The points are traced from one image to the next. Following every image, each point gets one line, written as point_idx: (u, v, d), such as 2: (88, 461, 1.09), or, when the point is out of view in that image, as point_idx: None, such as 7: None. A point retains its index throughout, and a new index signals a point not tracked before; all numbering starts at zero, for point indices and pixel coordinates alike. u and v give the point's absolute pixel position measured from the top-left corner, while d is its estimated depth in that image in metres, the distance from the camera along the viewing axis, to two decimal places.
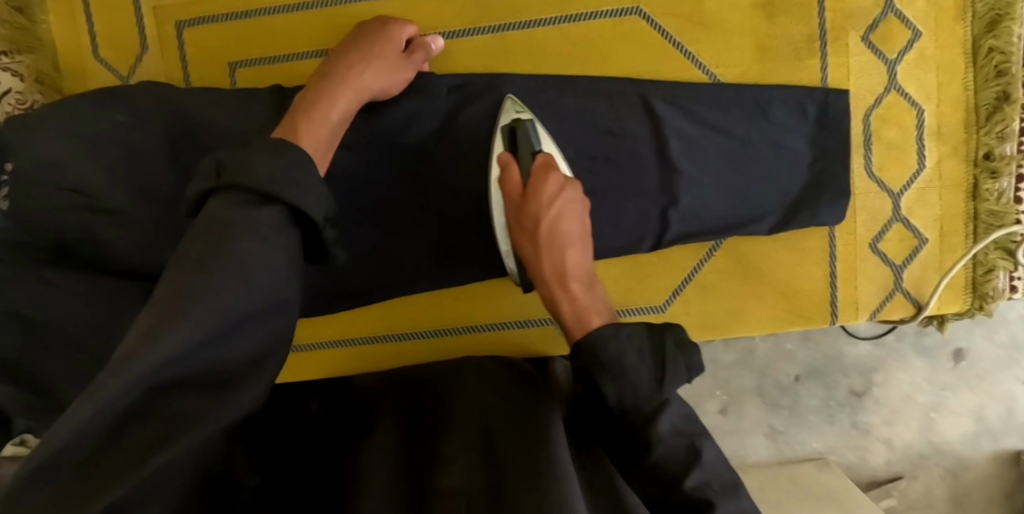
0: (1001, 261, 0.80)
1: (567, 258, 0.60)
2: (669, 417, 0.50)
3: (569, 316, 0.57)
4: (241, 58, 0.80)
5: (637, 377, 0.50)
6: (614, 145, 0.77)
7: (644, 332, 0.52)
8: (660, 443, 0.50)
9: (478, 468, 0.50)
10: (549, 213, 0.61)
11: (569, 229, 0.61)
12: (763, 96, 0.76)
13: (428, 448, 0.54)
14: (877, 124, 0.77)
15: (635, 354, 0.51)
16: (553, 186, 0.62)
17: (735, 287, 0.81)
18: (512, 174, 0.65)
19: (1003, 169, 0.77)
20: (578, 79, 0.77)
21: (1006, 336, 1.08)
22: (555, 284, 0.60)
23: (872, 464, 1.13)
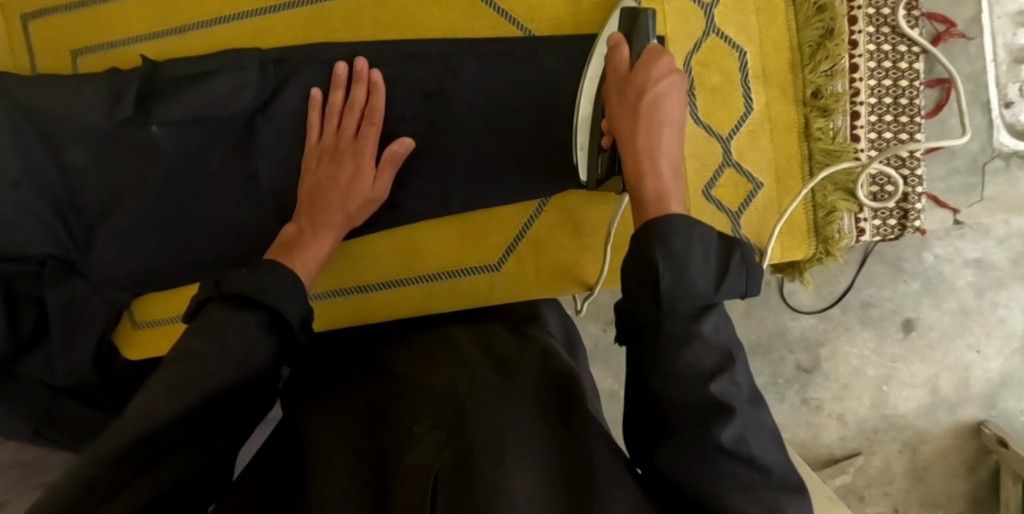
0: (843, 202, 0.78)
1: (668, 136, 0.54)
2: (722, 380, 0.48)
3: (651, 194, 0.52)
4: (80, 46, 0.83)
5: (697, 280, 0.49)
6: (435, 106, 0.78)
7: (716, 245, 0.51)
8: (699, 348, 0.48)
9: (445, 443, 0.51)
10: (654, 89, 0.55)
11: (670, 110, 0.55)
12: (578, 47, 0.76)
13: (395, 423, 0.56)
14: (698, 70, 0.77)
15: (703, 258, 0.49)
16: (669, 66, 0.56)
17: (567, 242, 0.81)
18: (621, 53, 0.59)
19: (834, 106, 0.76)
20: (396, 43, 0.78)
21: (953, 303, 1.12)
22: (644, 158, 0.54)
23: (828, 442, 1.17)
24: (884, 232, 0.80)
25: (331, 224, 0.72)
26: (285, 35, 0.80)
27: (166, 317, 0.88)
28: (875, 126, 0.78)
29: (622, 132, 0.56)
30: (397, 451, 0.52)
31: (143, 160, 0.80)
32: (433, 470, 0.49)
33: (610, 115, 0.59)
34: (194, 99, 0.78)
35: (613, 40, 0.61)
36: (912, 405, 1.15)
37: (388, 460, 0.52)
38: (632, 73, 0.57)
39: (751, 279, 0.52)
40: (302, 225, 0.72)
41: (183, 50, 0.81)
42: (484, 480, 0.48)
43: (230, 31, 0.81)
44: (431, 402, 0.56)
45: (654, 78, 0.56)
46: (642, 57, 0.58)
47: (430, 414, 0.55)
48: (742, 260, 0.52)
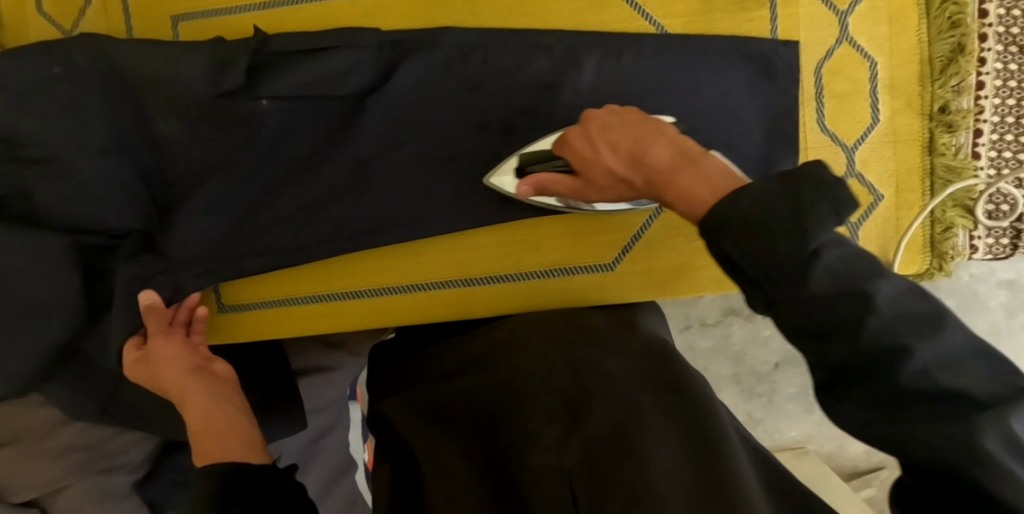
0: (960, 218, 0.78)
1: (656, 147, 0.53)
2: (889, 289, 0.40)
3: (719, 174, 0.48)
4: (181, 11, 0.78)
5: (784, 227, 0.42)
6: (554, 99, 0.76)
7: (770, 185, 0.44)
8: (876, 313, 0.39)
9: (565, 437, 0.54)
10: (616, 153, 0.57)
11: (645, 138, 0.55)
12: (708, 47, 0.75)
13: (508, 421, 0.58)
14: (828, 77, 0.76)
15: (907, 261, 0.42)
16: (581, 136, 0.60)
17: (684, 246, 0.78)
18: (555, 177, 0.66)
19: (959, 123, 0.76)
20: (521, 32, 0.75)
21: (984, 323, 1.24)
22: (689, 163, 0.51)
23: (853, 455, 1.25)
24: (995, 250, 0.80)
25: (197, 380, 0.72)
26: (404, 15, 0.77)
27: (249, 301, 0.83)
28: (996, 144, 0.78)
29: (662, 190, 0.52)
30: (520, 449, 0.55)
31: (245, 136, 0.76)
32: (563, 472, 0.51)
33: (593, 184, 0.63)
34: (303, 73, 0.74)
35: (527, 183, 0.68)
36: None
37: (512, 459, 0.55)
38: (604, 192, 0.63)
39: (844, 246, 0.42)
40: (159, 368, 0.73)
41: (295, 24, 0.77)
42: (614, 472, 0.51)
43: (346, 7, 0.77)
44: (542, 396, 0.58)
45: (594, 156, 0.59)
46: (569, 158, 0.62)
47: (542, 405, 0.57)
48: (817, 185, 0.43)
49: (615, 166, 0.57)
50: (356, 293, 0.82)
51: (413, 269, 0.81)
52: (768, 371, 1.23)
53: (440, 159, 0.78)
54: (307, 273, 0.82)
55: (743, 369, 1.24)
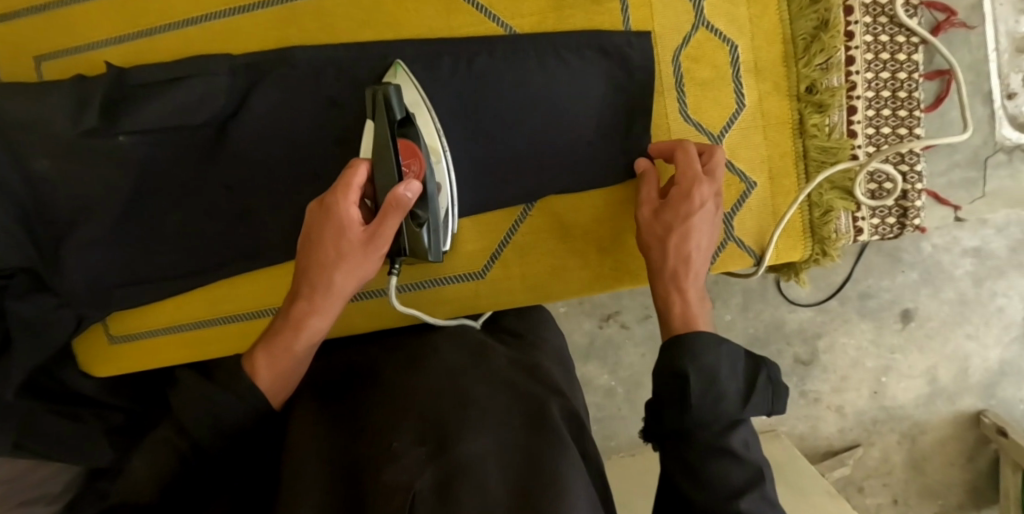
0: (840, 200, 0.76)
1: (695, 261, 0.63)
2: (741, 436, 0.55)
3: (679, 316, 0.61)
4: (44, 52, 0.80)
5: (727, 393, 0.55)
6: None
7: (746, 360, 0.58)
8: (736, 464, 0.53)
9: (429, 455, 0.53)
10: (683, 224, 0.63)
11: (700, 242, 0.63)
12: (559, 42, 0.73)
13: (375, 442, 0.56)
14: (688, 65, 0.74)
15: (729, 373, 0.56)
16: (701, 193, 0.63)
17: (552, 248, 0.78)
18: (352, 215, 0.60)
19: (830, 101, 0.73)
20: (371, 44, 0.75)
21: (952, 293, 1.16)
22: (669, 282, 0.63)
23: (827, 434, 1.23)
24: (883, 231, 0.79)
25: (325, 308, 0.62)
26: (255, 36, 0.76)
27: (145, 330, 0.86)
28: (872, 121, 0.76)
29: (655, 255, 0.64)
30: (377, 470, 0.53)
31: (111, 170, 0.77)
32: (410, 489, 0.49)
33: (329, 288, 0.61)
34: (157, 105, 0.74)
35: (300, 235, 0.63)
36: (911, 396, 1.21)
37: (366, 479, 0.53)
38: (312, 262, 0.61)
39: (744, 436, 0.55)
40: (325, 248, 0.61)
41: (151, 55, 0.77)
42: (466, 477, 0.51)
43: (198, 33, 0.77)
44: (413, 424, 0.57)
45: (666, 236, 0.64)
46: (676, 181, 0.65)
47: (411, 430, 0.56)
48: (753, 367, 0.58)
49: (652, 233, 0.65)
50: (240, 315, 0.84)
51: None
52: None
53: (308, 178, 0.77)
54: (194, 299, 0.85)
55: None
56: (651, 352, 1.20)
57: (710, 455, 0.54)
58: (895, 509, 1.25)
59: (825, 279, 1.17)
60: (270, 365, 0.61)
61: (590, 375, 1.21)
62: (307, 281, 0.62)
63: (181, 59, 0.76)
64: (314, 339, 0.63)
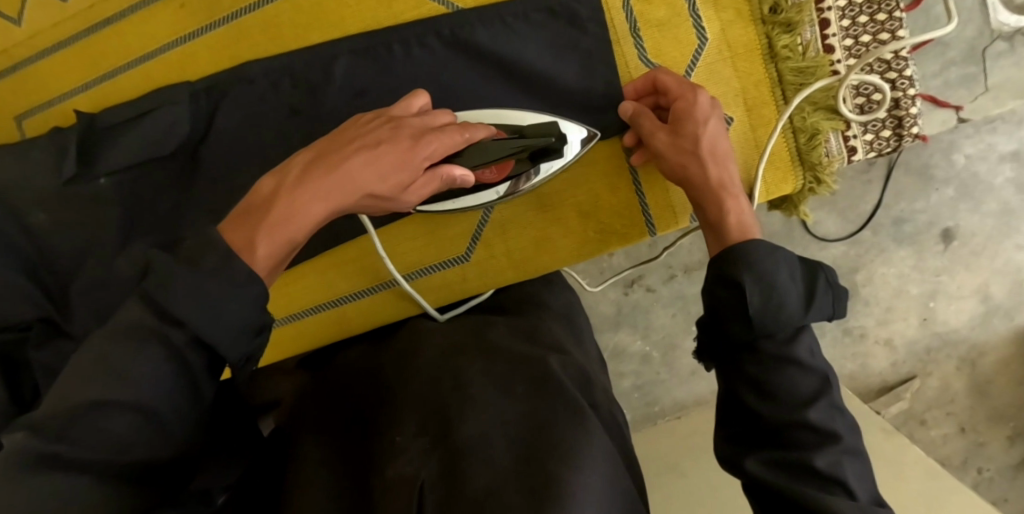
0: (827, 120, 0.71)
1: (727, 168, 0.62)
2: (806, 344, 0.55)
3: (735, 222, 0.59)
4: (19, 111, 0.82)
5: (789, 294, 0.55)
6: (369, 104, 0.74)
7: (802, 264, 0.58)
8: (800, 370, 0.53)
9: (432, 449, 0.52)
10: (706, 134, 0.62)
11: (725, 146, 0.62)
12: (503, 10, 0.71)
13: (381, 437, 0.56)
14: (640, 8, 0.71)
15: (788, 277, 0.55)
16: (705, 99, 0.62)
17: (533, 219, 0.76)
18: (435, 155, 0.58)
19: (798, 18, 0.69)
20: (320, 46, 0.74)
21: (995, 204, 1.09)
22: (718, 193, 0.61)
23: (878, 370, 1.17)
24: (879, 146, 0.73)
25: (331, 198, 0.54)
26: (210, 59, 0.77)
27: None
28: (850, 31, 0.71)
29: (689, 171, 0.63)
30: (383, 463, 0.53)
31: (103, 212, 0.79)
32: (416, 480, 0.49)
33: (355, 179, 0.55)
34: (132, 141, 0.76)
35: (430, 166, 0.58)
36: (964, 318, 1.14)
37: (373, 474, 0.53)
38: (360, 151, 0.56)
39: (810, 341, 0.55)
40: (381, 152, 0.56)
41: (118, 96, 0.79)
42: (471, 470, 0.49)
43: (156, 67, 0.78)
44: (415, 410, 0.56)
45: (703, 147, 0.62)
46: (677, 100, 0.64)
47: (413, 420, 0.55)
48: (813, 273, 0.58)
49: (676, 154, 0.63)
50: None
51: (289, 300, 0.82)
52: None
53: None
54: None
55: None
56: (681, 312, 1.16)
57: (773, 365, 0.54)
58: (963, 437, 1.16)
59: (853, 208, 1.11)
60: (264, 236, 0.51)
61: (619, 341, 1.18)
62: (341, 171, 0.55)
63: (145, 94, 0.78)
64: (305, 231, 0.53)
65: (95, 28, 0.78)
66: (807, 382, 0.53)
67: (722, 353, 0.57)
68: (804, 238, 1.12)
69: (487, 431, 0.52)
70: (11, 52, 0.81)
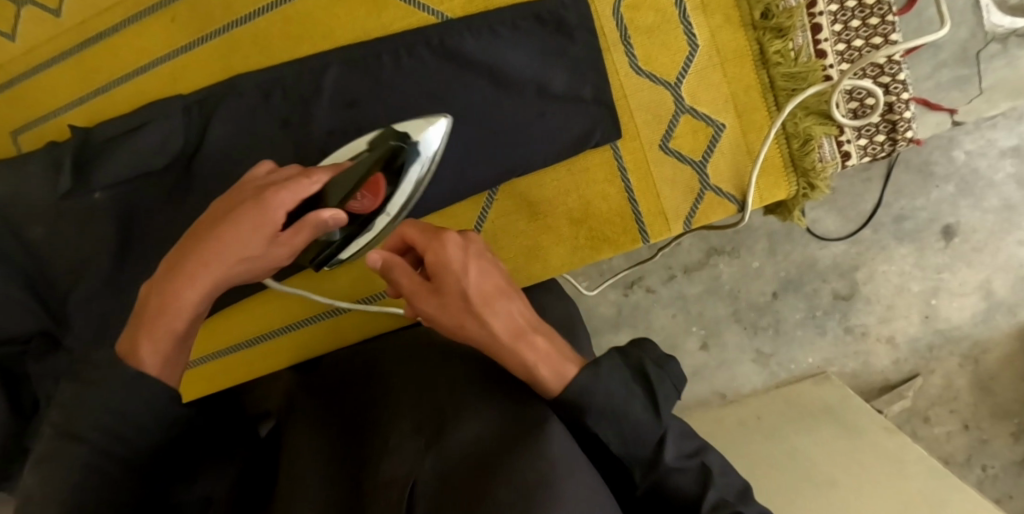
0: (819, 126, 0.71)
1: (513, 314, 0.54)
2: (675, 450, 0.53)
3: (554, 374, 0.52)
4: (16, 126, 0.82)
5: (637, 420, 0.52)
6: (360, 115, 0.74)
7: (627, 374, 0.53)
8: (676, 472, 0.53)
9: (423, 450, 0.51)
10: (472, 289, 0.53)
11: (496, 286, 0.54)
12: (492, 19, 0.71)
13: (375, 442, 0.55)
14: (629, 15, 0.71)
15: (562, 452, 0.48)
16: (455, 253, 0.53)
17: (524, 228, 0.75)
18: (404, 269, 0.55)
19: (788, 24, 0.69)
20: (310, 58, 0.74)
21: (996, 200, 1.09)
22: (513, 338, 0.53)
23: (879, 368, 1.16)
24: (872, 150, 0.73)
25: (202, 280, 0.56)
26: (202, 72, 0.77)
27: None
28: (842, 36, 0.70)
29: (466, 309, 0.54)
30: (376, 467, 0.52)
31: (99, 226, 0.79)
32: (407, 481, 0.48)
33: (214, 262, 0.56)
34: (126, 156, 0.76)
35: (375, 258, 0.55)
36: (965, 314, 1.13)
37: (368, 477, 0.52)
38: (207, 249, 0.56)
39: (677, 432, 0.55)
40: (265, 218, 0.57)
41: (111, 111, 0.79)
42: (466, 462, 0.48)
43: (148, 81, 0.78)
44: (409, 413, 0.56)
45: (481, 305, 0.53)
46: (451, 258, 0.54)
47: (408, 423, 0.54)
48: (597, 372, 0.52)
49: (449, 315, 0.55)
50: (228, 351, 0.83)
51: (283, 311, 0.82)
52: (768, 301, 1.15)
53: None
54: None
55: (741, 305, 1.15)
56: (681, 313, 1.16)
57: (674, 479, 0.53)
58: (966, 435, 1.15)
59: (853, 208, 1.11)
60: (157, 347, 0.54)
61: (619, 344, 1.17)
62: (208, 242, 0.57)
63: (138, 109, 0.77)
64: (181, 317, 0.55)
65: (89, 42, 0.79)
66: (687, 477, 0.53)
67: (615, 477, 0.56)
68: (807, 239, 1.14)
69: (481, 434, 0.50)
70: (6, 68, 0.81)
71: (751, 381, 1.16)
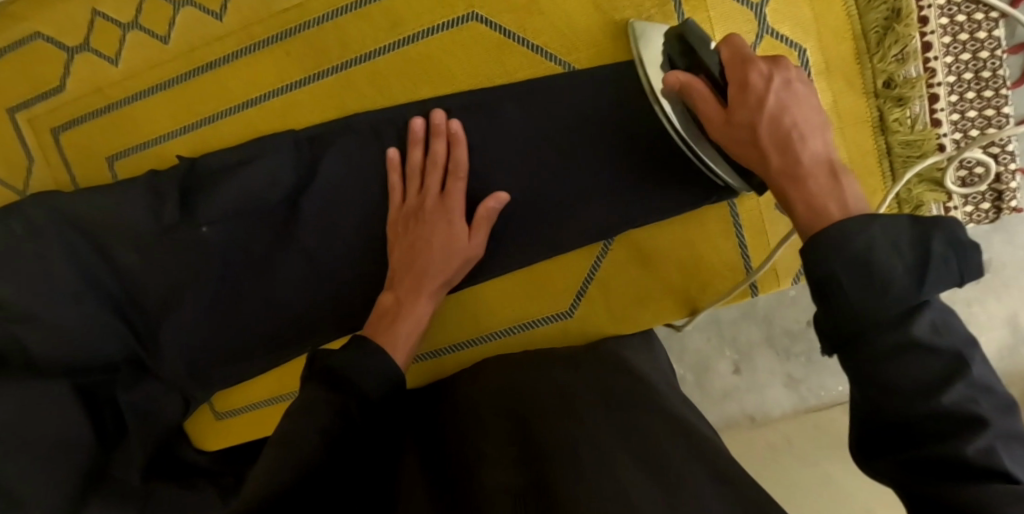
0: (931, 193, 0.73)
1: (814, 145, 0.53)
2: (927, 320, 0.42)
3: (803, 211, 0.50)
4: (113, 151, 0.80)
5: (894, 273, 0.42)
6: (475, 160, 0.73)
7: (905, 228, 0.44)
8: (923, 349, 0.42)
9: (521, 465, 0.56)
10: (767, 108, 0.54)
11: (802, 117, 0.54)
12: (622, 72, 0.71)
13: (463, 447, 0.60)
14: None
15: (886, 257, 0.43)
16: (757, 75, 0.56)
17: (634, 276, 0.77)
18: (700, 91, 0.59)
19: (910, 94, 0.70)
20: (429, 101, 0.74)
21: None
22: (785, 180, 0.52)
23: None
24: (978, 217, 0.75)
25: (428, 291, 0.71)
26: (315, 108, 0.76)
27: (242, 405, 0.88)
28: (956, 106, 0.72)
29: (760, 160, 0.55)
30: (475, 469, 0.57)
31: (196, 259, 0.78)
32: (514, 488, 0.53)
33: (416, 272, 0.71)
34: (237, 188, 0.75)
35: (672, 79, 0.61)
36: None
37: (462, 481, 0.56)
38: (407, 288, 0.72)
39: (946, 313, 0.43)
40: (424, 241, 0.71)
41: (217, 141, 0.78)
42: (566, 474, 0.53)
43: (259, 113, 0.77)
44: (498, 432, 0.61)
45: (760, 100, 0.55)
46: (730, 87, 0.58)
47: (498, 436, 0.60)
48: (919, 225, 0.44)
49: (747, 139, 0.56)
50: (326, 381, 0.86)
51: None
52: None
53: (381, 240, 0.78)
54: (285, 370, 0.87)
55: None
56: None
57: (898, 359, 0.42)
58: None
59: None
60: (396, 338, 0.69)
61: None
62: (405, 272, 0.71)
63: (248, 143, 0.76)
64: (417, 325, 0.70)
65: (199, 71, 0.77)
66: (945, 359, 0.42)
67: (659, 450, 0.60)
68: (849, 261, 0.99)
69: (574, 440, 0.57)
70: (107, 91, 0.79)
71: None
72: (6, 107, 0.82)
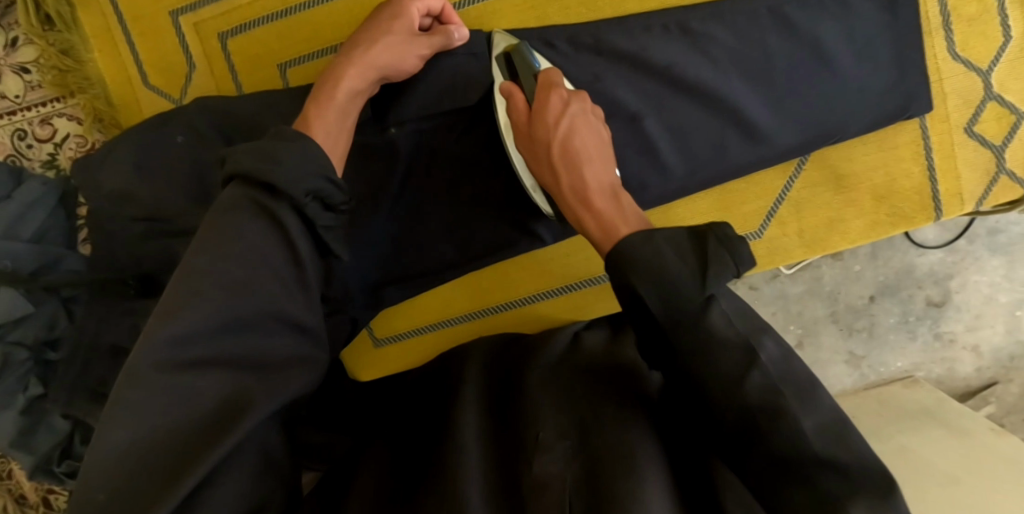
0: None
1: (592, 170, 0.57)
2: (719, 311, 0.49)
3: (599, 228, 0.55)
4: (287, 58, 0.79)
5: (679, 277, 0.48)
6: (675, 74, 0.72)
7: (686, 240, 0.50)
8: (717, 347, 0.47)
9: (575, 454, 0.50)
10: (559, 131, 0.59)
11: (582, 144, 0.58)
12: None
13: (522, 424, 0.54)
14: (952, 2, 0.74)
15: (674, 258, 0.49)
16: (556, 99, 0.60)
17: (828, 198, 0.80)
18: (517, 102, 0.62)
19: None
20: (630, 18, 0.73)
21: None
22: (578, 203, 0.57)
23: (964, 376, 1.05)
24: None
25: (365, 83, 0.62)
26: (512, 16, 0.77)
27: (405, 330, 0.88)
28: None
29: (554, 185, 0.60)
30: (528, 455, 0.51)
31: (370, 171, 0.74)
32: (568, 479, 0.48)
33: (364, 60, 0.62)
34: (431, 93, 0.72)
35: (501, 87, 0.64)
36: None
37: (516, 464, 0.51)
38: (326, 83, 0.61)
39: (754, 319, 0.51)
40: (379, 42, 0.63)
41: None
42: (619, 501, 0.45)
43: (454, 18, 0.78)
44: (551, 409, 0.54)
45: (560, 116, 0.59)
46: (539, 95, 0.62)
47: (553, 418, 0.53)
48: (719, 241, 0.49)
49: (544, 166, 0.60)
50: (479, 313, 0.87)
51: (513, 283, 0.86)
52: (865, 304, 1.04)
53: None
54: (450, 296, 0.87)
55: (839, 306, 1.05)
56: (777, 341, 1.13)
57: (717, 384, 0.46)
58: None
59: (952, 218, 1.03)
60: (329, 127, 0.58)
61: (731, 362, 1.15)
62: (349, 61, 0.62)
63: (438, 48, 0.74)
64: (343, 118, 0.60)
65: None
66: (828, 402, 0.49)
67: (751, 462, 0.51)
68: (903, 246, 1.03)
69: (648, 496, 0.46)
70: None
71: (841, 382, 1.06)
72: (169, 10, 0.80)
